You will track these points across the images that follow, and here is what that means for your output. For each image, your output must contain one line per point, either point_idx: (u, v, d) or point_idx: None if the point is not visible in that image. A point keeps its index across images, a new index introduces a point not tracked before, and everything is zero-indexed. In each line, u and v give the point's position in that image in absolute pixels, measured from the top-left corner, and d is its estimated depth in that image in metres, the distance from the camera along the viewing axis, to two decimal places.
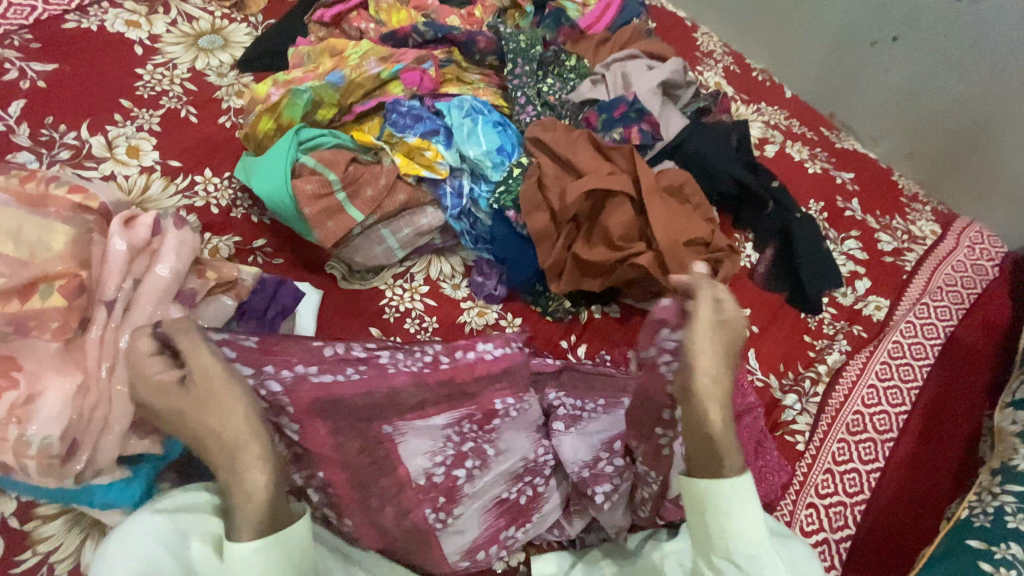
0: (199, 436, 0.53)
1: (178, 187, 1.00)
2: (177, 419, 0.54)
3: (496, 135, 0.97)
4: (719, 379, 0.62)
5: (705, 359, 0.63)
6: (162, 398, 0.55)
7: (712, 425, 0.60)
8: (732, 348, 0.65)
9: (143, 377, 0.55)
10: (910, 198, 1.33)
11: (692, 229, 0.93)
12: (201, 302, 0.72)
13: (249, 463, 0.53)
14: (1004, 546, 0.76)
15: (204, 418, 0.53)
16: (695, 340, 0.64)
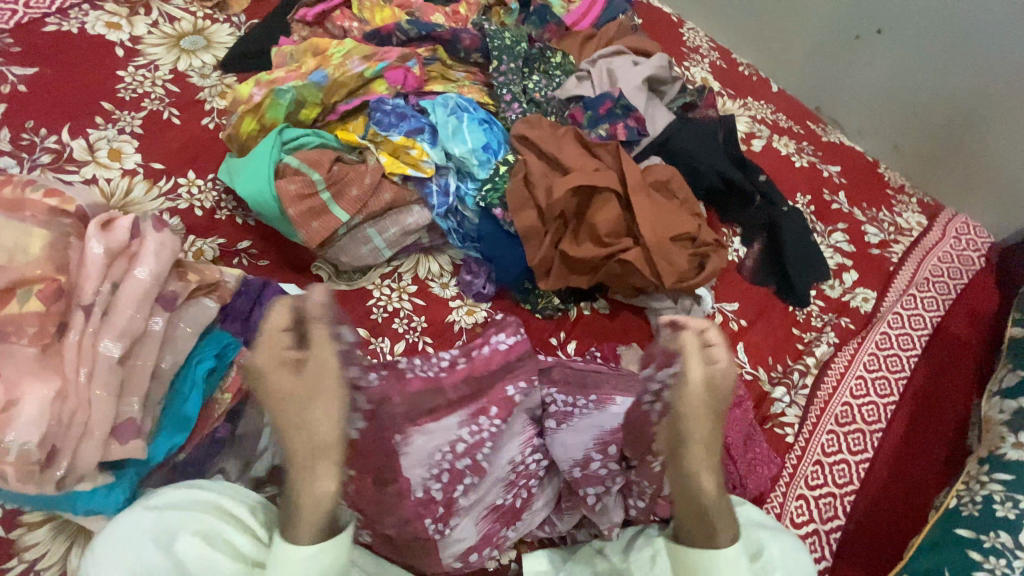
0: (300, 426, 0.67)
1: (161, 189, 0.99)
2: (286, 403, 0.68)
3: (482, 132, 0.96)
4: (711, 440, 0.75)
5: (701, 422, 0.75)
6: (278, 381, 0.68)
7: (707, 490, 0.72)
8: (718, 409, 0.76)
9: (267, 364, 0.68)
10: (896, 190, 1.34)
11: (679, 224, 0.93)
12: (182, 304, 0.70)
13: (327, 468, 0.66)
14: (992, 535, 0.76)
15: (310, 410, 0.68)
16: (691, 408, 0.76)
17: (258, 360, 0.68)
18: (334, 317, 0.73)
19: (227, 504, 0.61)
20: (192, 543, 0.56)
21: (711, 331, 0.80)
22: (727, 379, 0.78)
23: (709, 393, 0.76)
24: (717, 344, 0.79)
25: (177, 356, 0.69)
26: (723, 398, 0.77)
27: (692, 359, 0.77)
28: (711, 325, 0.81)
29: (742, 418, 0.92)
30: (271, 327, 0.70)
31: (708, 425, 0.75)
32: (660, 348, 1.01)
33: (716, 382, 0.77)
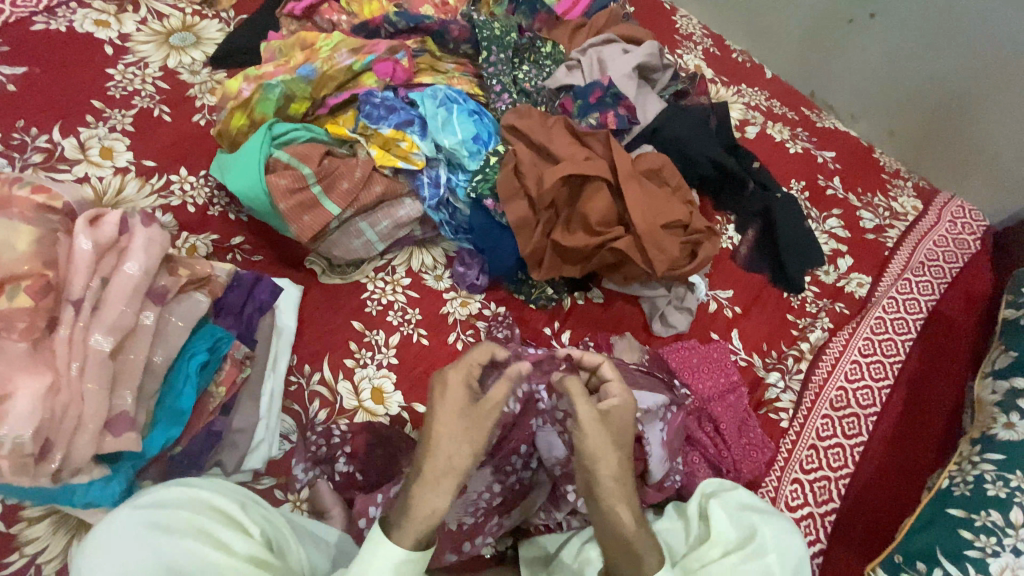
0: (432, 444, 0.60)
1: (153, 186, 0.99)
2: (440, 412, 0.61)
3: (472, 123, 0.96)
4: (622, 472, 0.63)
5: (605, 451, 0.62)
6: (456, 399, 0.62)
7: (626, 524, 0.61)
8: (619, 439, 0.65)
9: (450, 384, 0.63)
10: (890, 174, 1.34)
11: (670, 212, 0.93)
12: (173, 299, 0.72)
13: (447, 488, 0.59)
14: (984, 514, 0.76)
15: (452, 426, 0.61)
16: (591, 435, 0.62)
17: (456, 376, 0.63)
18: (516, 379, 0.67)
19: (218, 502, 0.58)
20: (177, 538, 0.53)
21: (605, 366, 0.74)
22: (623, 412, 0.67)
23: (605, 424, 0.64)
24: (610, 381, 0.72)
25: (167, 351, 0.69)
26: (623, 428, 0.66)
27: (577, 397, 0.64)
28: (605, 359, 0.75)
29: (736, 404, 0.92)
30: (470, 360, 0.66)
31: (614, 456, 0.63)
32: (655, 336, 1.02)
33: (609, 413, 0.66)
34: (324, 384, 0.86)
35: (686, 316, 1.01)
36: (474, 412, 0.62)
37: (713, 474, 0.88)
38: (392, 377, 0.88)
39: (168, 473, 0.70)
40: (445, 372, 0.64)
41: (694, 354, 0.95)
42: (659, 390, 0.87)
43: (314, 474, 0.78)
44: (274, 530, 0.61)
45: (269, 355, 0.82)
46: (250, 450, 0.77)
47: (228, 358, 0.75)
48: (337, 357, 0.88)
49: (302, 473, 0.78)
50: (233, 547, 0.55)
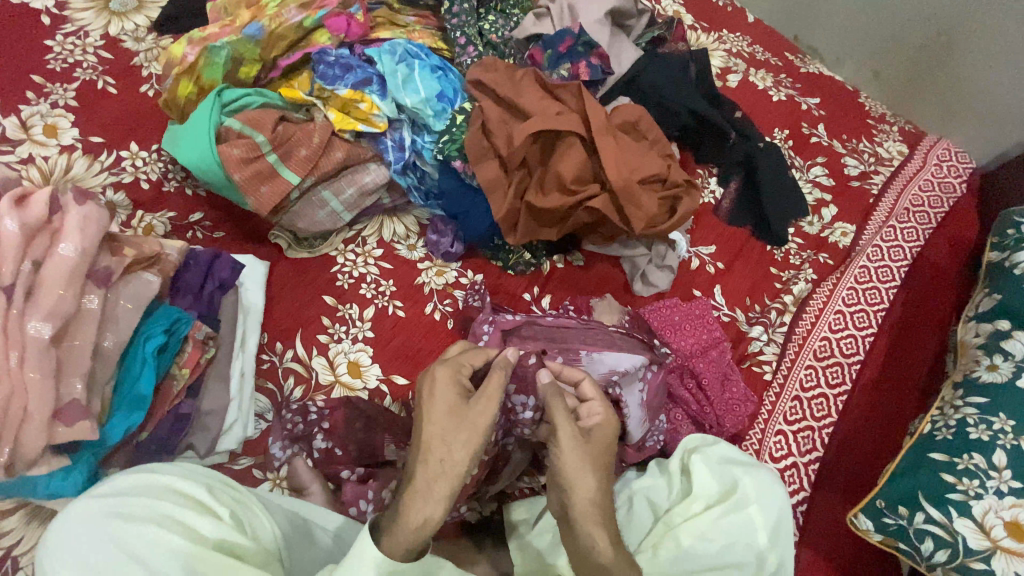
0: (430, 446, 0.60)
1: (103, 164, 0.94)
2: (433, 410, 0.62)
3: (436, 80, 0.91)
4: (601, 495, 0.63)
5: (582, 473, 0.63)
6: (448, 398, 0.63)
7: (602, 551, 0.60)
8: (599, 461, 0.65)
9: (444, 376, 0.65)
10: (876, 119, 1.30)
11: (647, 166, 0.89)
12: (120, 281, 0.68)
13: (441, 495, 0.58)
14: (966, 457, 0.75)
15: (445, 425, 0.61)
16: (567, 450, 0.64)
17: (446, 374, 0.65)
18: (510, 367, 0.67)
19: (184, 487, 0.55)
20: (139, 524, 0.49)
21: (585, 384, 0.74)
22: (605, 433, 0.69)
23: (585, 446, 0.65)
24: (592, 399, 0.73)
25: (118, 336, 0.66)
26: (605, 447, 0.67)
27: (558, 417, 0.66)
28: (585, 376, 0.74)
29: (719, 359, 0.91)
30: (461, 360, 0.68)
31: (591, 478, 0.63)
32: (637, 297, 1.00)
33: (591, 432, 0.68)
34: (297, 360, 0.83)
35: (668, 275, 0.99)
36: (470, 417, 0.62)
37: (695, 430, 0.88)
38: (369, 350, 0.86)
39: (136, 459, 0.69)
40: (437, 375, 0.65)
41: (676, 312, 0.93)
42: (638, 350, 0.86)
43: (294, 451, 0.77)
44: (246, 512, 0.57)
45: (236, 335, 0.79)
46: (223, 432, 0.74)
47: (189, 339, 0.72)
48: (309, 333, 0.85)
49: (281, 452, 0.76)
50: (200, 532, 0.51)
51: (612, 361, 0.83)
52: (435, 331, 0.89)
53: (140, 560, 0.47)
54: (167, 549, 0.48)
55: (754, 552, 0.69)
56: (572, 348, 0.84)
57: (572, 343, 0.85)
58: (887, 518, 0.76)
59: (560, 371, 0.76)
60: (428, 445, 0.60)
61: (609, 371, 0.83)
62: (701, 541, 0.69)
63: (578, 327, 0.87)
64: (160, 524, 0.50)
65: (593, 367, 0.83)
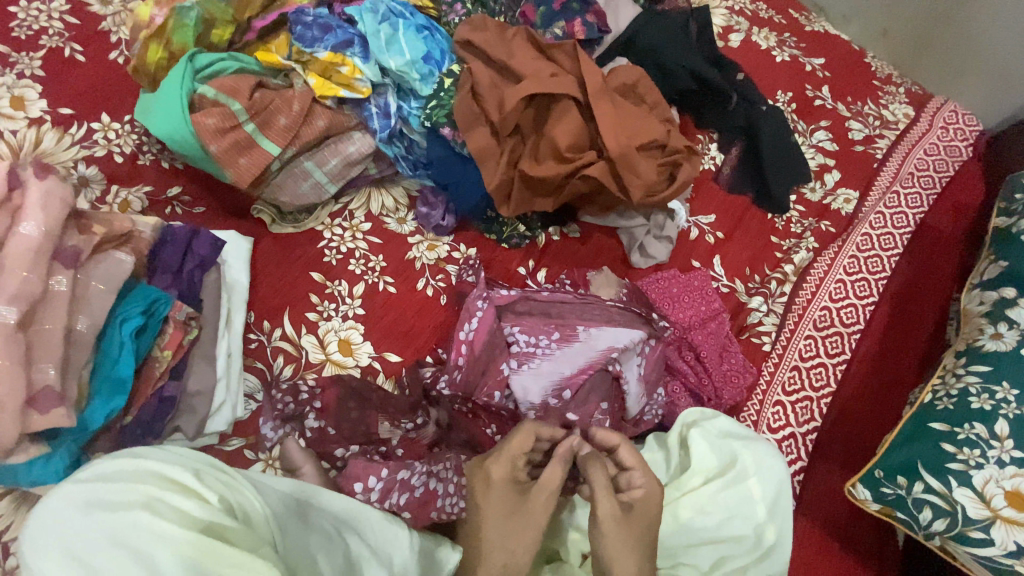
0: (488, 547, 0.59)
1: (74, 138, 0.88)
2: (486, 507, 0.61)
3: (421, 41, 0.86)
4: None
5: (621, 552, 0.57)
6: (504, 496, 0.61)
7: None
8: (645, 539, 0.60)
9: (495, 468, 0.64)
10: (883, 80, 1.25)
11: (646, 131, 0.85)
12: (89, 261, 0.65)
13: None
14: (967, 427, 0.74)
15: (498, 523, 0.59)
16: (606, 533, 0.58)
17: (501, 472, 0.62)
18: (570, 455, 0.65)
19: (170, 472, 0.52)
20: (126, 512, 0.47)
21: (623, 449, 0.67)
22: (648, 504, 0.62)
23: (627, 521, 0.60)
24: (632, 468, 0.65)
25: (92, 318, 0.64)
26: (647, 522, 0.61)
27: (598, 488, 0.61)
28: (622, 441, 0.67)
29: (718, 331, 0.89)
30: (514, 450, 0.64)
31: (632, 559, 0.57)
32: (634, 269, 0.97)
33: (634, 505, 0.62)
34: (286, 339, 0.81)
35: (666, 246, 0.96)
36: (529, 514, 0.60)
37: (693, 402, 0.87)
38: (360, 328, 0.84)
39: (121, 444, 0.67)
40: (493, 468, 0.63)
41: (674, 284, 0.91)
42: (636, 324, 0.84)
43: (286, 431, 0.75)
44: (236, 497, 0.55)
45: (220, 313, 0.76)
46: (212, 413, 0.73)
47: (169, 321, 0.70)
48: (298, 311, 0.83)
49: (274, 432, 0.75)
50: (193, 517, 0.49)
51: (611, 337, 0.80)
52: (428, 307, 0.87)
53: (130, 548, 0.45)
54: (158, 535, 0.46)
55: (753, 525, 0.69)
56: (569, 324, 0.82)
57: (569, 321, 0.82)
58: (886, 488, 0.76)
59: (598, 435, 0.68)
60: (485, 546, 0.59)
61: (608, 348, 0.79)
62: (699, 515, 0.69)
63: (575, 303, 0.84)
64: (150, 510, 0.47)
65: (593, 343, 0.80)
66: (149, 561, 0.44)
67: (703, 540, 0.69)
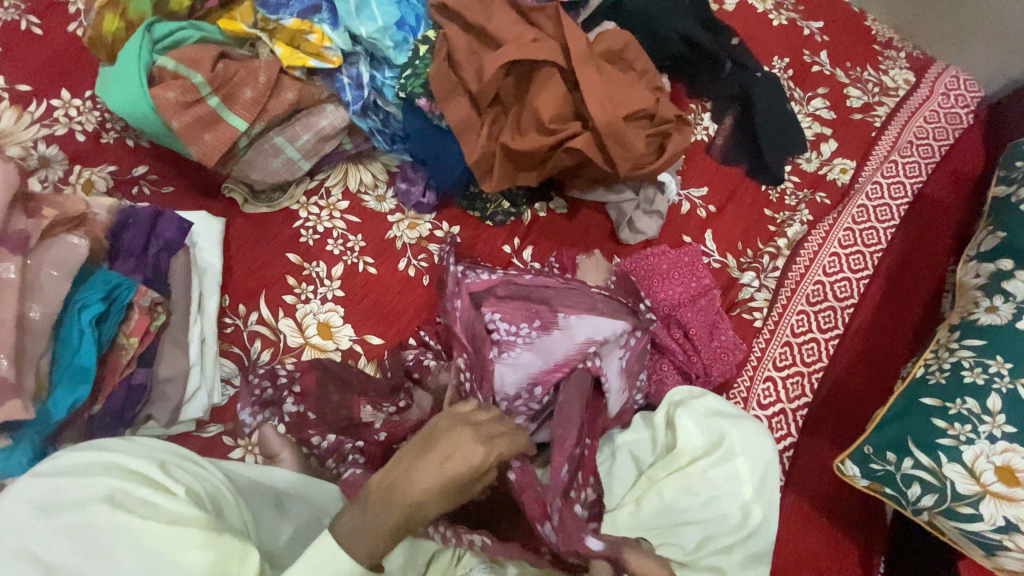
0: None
1: (33, 116, 0.83)
2: (427, 478, 0.49)
3: (394, 5, 0.81)
4: None
5: None
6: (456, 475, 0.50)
7: None
8: None
9: (437, 442, 0.52)
10: (883, 44, 1.20)
11: (633, 100, 0.81)
12: (41, 247, 0.63)
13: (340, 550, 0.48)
14: (959, 402, 0.73)
15: (411, 506, 0.49)
16: None
17: (473, 459, 0.51)
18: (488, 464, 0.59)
19: (135, 463, 0.50)
20: (87, 507, 0.45)
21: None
22: None
23: None
24: None
25: (47, 306, 0.61)
26: None
27: None
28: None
29: (708, 307, 0.87)
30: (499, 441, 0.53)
31: None
32: (623, 245, 0.94)
33: None
34: (263, 323, 0.79)
35: (656, 221, 0.93)
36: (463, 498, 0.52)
37: (682, 380, 0.85)
38: (340, 310, 0.81)
39: (90, 433, 0.65)
40: (460, 440, 0.52)
41: (664, 260, 0.89)
42: (620, 316, 0.81)
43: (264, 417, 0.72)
44: (205, 488, 0.53)
45: (192, 296, 0.73)
46: (186, 400, 0.70)
47: (133, 307, 0.67)
48: (274, 294, 0.80)
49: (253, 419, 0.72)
50: (160, 509, 0.47)
51: (591, 328, 0.77)
52: (410, 288, 0.84)
53: (91, 544, 0.43)
54: (120, 530, 0.44)
55: (739, 504, 0.68)
56: (550, 310, 0.78)
57: (554, 306, 0.79)
58: (874, 464, 0.75)
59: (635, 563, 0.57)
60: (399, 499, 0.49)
61: (588, 340, 0.76)
62: (684, 496, 0.68)
63: (560, 287, 0.81)
64: (114, 504, 0.45)
65: (573, 333, 0.77)
66: (110, 559, 0.43)
67: (689, 522, 0.68)
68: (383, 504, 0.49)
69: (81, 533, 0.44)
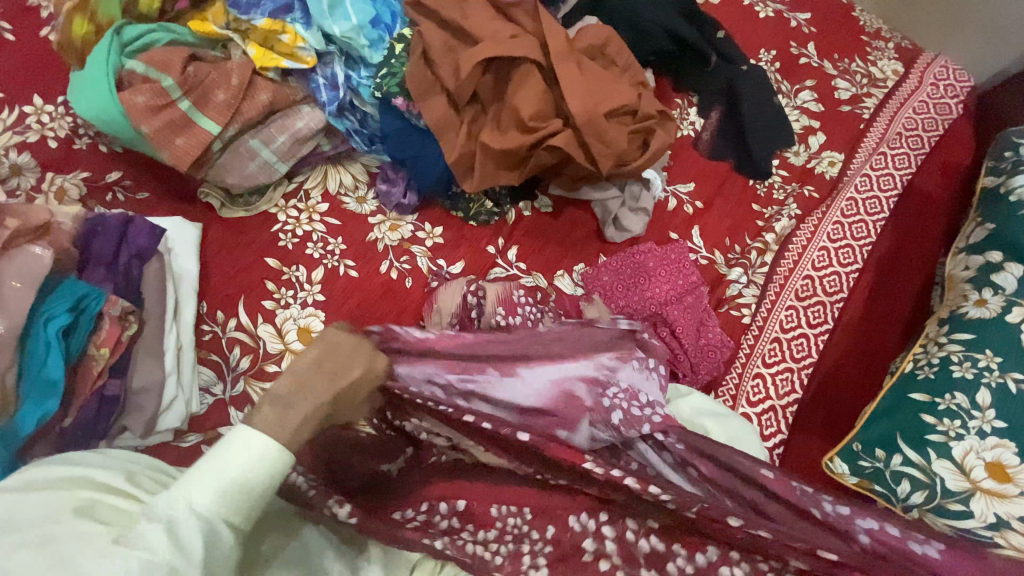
0: (249, 479, 0.46)
1: (3, 122, 0.80)
2: (347, 378, 0.57)
3: (369, 4, 0.81)
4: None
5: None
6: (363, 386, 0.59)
7: None
8: None
9: (335, 354, 0.58)
10: (871, 35, 1.18)
11: (615, 96, 0.80)
12: (4, 259, 0.62)
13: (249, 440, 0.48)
14: (948, 397, 0.72)
15: (327, 401, 0.55)
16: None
17: (372, 364, 0.60)
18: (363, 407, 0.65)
19: (105, 477, 0.47)
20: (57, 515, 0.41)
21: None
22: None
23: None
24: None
25: (12, 319, 0.60)
26: None
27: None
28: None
29: (695, 305, 0.86)
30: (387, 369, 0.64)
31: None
32: (609, 243, 0.93)
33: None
34: (242, 330, 0.78)
35: (642, 218, 0.91)
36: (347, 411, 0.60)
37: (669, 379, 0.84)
38: (320, 315, 0.80)
39: (63, 447, 0.63)
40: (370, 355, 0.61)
41: (650, 257, 0.87)
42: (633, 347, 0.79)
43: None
44: None
45: (167, 303, 0.72)
46: (162, 410, 0.69)
47: (104, 317, 0.66)
48: (253, 300, 0.79)
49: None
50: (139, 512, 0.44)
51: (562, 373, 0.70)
52: (392, 291, 0.83)
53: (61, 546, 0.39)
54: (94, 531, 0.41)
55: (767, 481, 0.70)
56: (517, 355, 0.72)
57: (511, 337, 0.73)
58: (864, 461, 0.74)
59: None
60: (317, 398, 0.54)
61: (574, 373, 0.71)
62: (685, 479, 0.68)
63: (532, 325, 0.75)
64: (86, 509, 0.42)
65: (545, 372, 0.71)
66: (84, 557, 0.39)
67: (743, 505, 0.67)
68: (302, 401, 0.53)
69: (51, 536, 0.40)
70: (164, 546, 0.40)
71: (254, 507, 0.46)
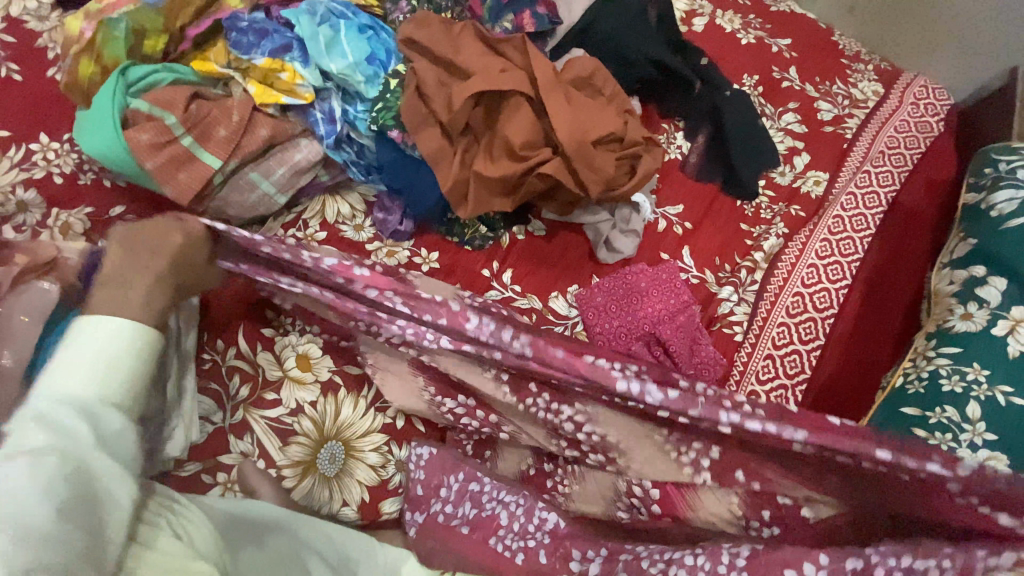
0: (110, 356, 0.52)
1: (12, 160, 0.83)
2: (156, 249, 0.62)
3: (364, 41, 0.85)
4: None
5: None
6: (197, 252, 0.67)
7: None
8: None
9: (140, 237, 0.63)
10: (851, 58, 1.23)
11: (603, 124, 0.82)
12: (13, 297, 0.65)
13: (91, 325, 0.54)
14: (938, 411, 0.73)
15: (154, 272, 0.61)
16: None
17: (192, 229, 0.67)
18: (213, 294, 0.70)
19: None
20: None
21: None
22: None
23: None
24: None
25: (18, 353, 0.62)
26: None
27: None
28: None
29: (687, 323, 0.88)
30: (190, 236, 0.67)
31: None
32: (602, 264, 0.94)
33: None
34: (242, 358, 0.78)
35: (633, 240, 0.93)
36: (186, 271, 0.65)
37: None
38: (318, 342, 0.81)
39: None
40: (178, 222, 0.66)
41: (642, 278, 0.90)
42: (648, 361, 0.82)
43: (433, 491, 0.78)
44: None
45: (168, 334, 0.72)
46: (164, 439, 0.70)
47: None
48: (251, 327, 0.80)
49: (453, 481, 0.78)
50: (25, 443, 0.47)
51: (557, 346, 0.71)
52: None
53: None
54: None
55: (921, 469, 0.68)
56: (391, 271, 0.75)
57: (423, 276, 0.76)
58: None
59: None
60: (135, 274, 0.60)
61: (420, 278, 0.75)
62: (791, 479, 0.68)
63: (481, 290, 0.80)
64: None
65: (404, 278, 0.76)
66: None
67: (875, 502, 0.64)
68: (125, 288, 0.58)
69: None
70: (45, 435, 0.47)
71: (123, 378, 0.53)
